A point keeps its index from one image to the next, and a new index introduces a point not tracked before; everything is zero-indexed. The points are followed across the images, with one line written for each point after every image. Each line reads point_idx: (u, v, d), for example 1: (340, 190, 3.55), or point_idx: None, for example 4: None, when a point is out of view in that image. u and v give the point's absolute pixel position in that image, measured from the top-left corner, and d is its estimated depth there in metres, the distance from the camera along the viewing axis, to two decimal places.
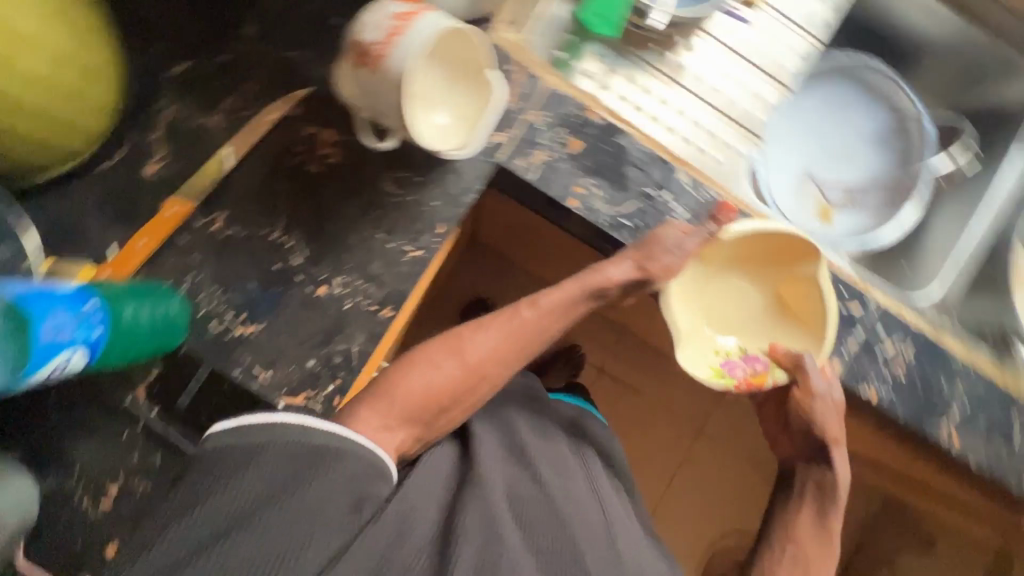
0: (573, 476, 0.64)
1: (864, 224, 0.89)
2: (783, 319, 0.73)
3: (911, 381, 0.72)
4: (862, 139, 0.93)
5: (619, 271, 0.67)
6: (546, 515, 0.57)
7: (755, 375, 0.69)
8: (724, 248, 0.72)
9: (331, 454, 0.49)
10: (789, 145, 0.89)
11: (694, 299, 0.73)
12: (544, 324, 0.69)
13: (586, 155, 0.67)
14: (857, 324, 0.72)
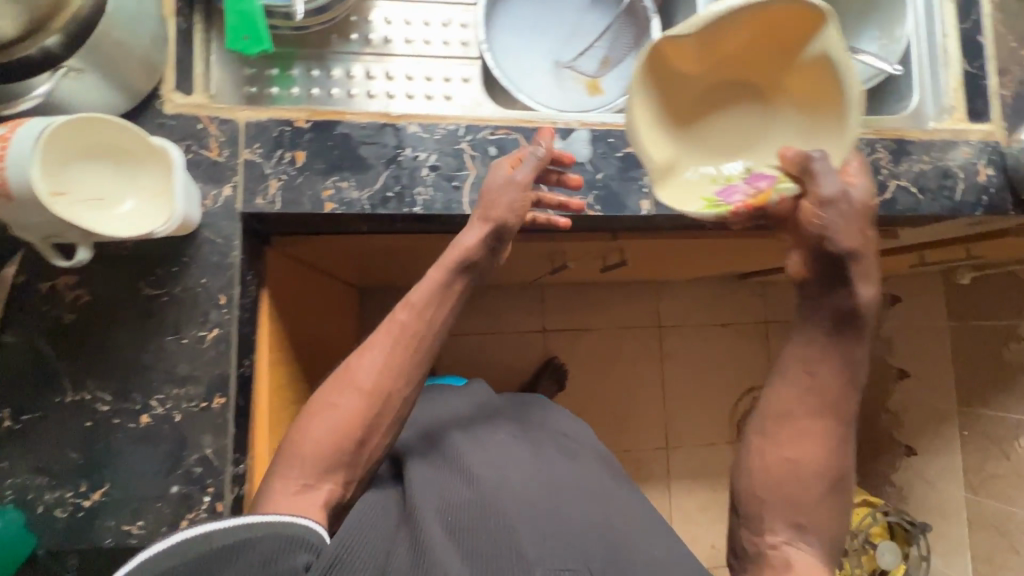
0: (524, 475, 0.70)
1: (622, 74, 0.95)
2: (810, 113, 0.65)
3: None
4: (582, 12, 0.98)
5: (471, 237, 0.66)
6: (469, 510, 0.64)
7: (757, 195, 0.61)
8: (711, 65, 0.65)
9: (278, 542, 0.50)
10: (523, 57, 0.95)
11: (704, 146, 0.68)
12: (419, 316, 0.66)
13: (316, 160, 0.67)
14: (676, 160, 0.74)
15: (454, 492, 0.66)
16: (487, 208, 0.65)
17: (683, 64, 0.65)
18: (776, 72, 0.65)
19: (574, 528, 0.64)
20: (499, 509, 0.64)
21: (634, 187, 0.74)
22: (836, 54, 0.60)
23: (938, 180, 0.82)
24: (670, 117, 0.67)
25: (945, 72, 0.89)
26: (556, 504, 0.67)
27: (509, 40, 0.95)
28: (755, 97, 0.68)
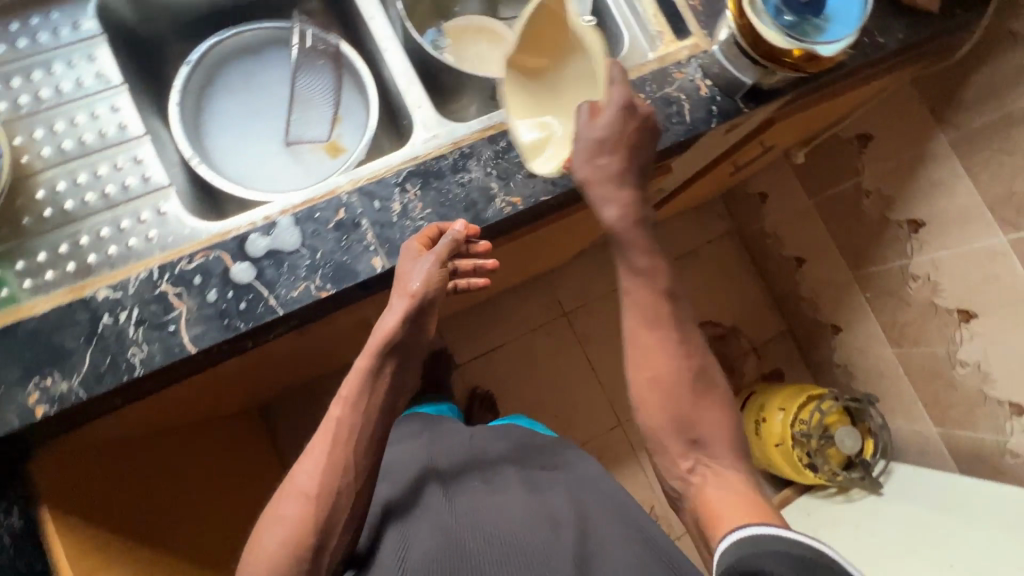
0: (485, 517, 0.75)
1: (357, 126, 0.96)
2: (598, 58, 0.74)
3: (437, 205, 0.73)
4: (283, 80, 0.95)
5: (391, 320, 0.69)
6: (456, 566, 0.70)
7: (580, 151, 0.71)
8: (535, 63, 0.81)
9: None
10: (252, 150, 0.93)
11: (558, 133, 0.79)
12: (351, 411, 0.69)
13: (8, 369, 0.63)
14: (405, 200, 0.73)
15: (438, 545, 0.71)
16: (401, 290, 0.69)
17: (535, 77, 0.82)
18: (579, 51, 0.78)
19: (545, 552, 0.70)
20: (485, 561, 0.70)
21: (360, 249, 0.71)
22: (587, 29, 0.74)
23: (664, 110, 0.81)
24: (531, 107, 0.80)
25: (638, 3, 0.89)
26: (533, 538, 0.72)
27: (230, 141, 0.92)
28: (584, 85, 0.79)
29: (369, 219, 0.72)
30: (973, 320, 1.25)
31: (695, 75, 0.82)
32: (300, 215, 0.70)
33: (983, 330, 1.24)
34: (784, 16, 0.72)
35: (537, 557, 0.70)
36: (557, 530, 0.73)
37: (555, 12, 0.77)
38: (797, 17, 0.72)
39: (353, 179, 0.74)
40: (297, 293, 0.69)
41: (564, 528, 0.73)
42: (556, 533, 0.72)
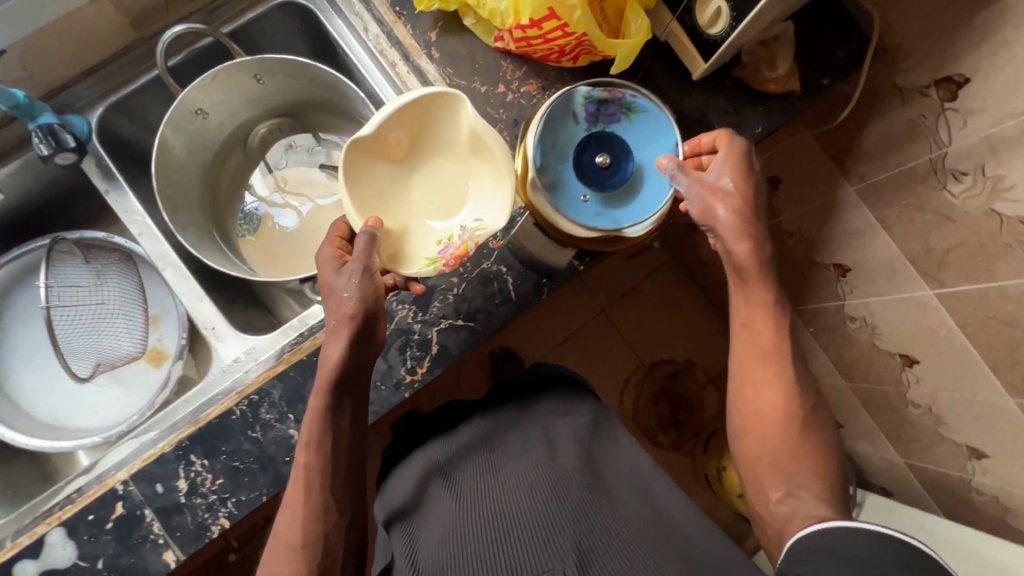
0: (487, 469, 0.64)
1: (173, 326, 0.85)
2: (484, 158, 0.63)
3: (228, 472, 0.64)
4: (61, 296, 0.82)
5: (336, 347, 0.59)
6: (463, 526, 0.57)
7: (459, 249, 0.62)
8: (384, 142, 0.63)
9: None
10: (63, 378, 0.83)
11: (405, 213, 0.65)
12: (317, 451, 0.59)
13: None
14: (190, 473, 0.63)
15: (441, 545, 0.56)
16: (336, 309, 0.59)
17: (381, 155, 0.64)
18: (449, 140, 0.65)
19: (551, 492, 0.58)
20: (484, 551, 0.54)
21: (147, 545, 0.62)
22: (485, 126, 0.60)
23: (483, 291, 0.69)
24: (380, 198, 0.64)
25: None
26: (528, 504, 0.57)
27: (37, 376, 0.83)
28: (440, 162, 0.66)
29: (152, 508, 0.63)
30: (916, 366, 1.03)
31: (511, 240, 0.70)
32: (69, 521, 0.61)
33: (928, 378, 1.02)
34: (585, 194, 0.61)
35: (531, 529, 0.54)
36: (558, 518, 0.54)
37: (431, 101, 0.62)
38: (600, 192, 0.62)
39: (137, 457, 0.66)
40: None
41: (567, 508, 0.56)
42: (557, 521, 0.54)
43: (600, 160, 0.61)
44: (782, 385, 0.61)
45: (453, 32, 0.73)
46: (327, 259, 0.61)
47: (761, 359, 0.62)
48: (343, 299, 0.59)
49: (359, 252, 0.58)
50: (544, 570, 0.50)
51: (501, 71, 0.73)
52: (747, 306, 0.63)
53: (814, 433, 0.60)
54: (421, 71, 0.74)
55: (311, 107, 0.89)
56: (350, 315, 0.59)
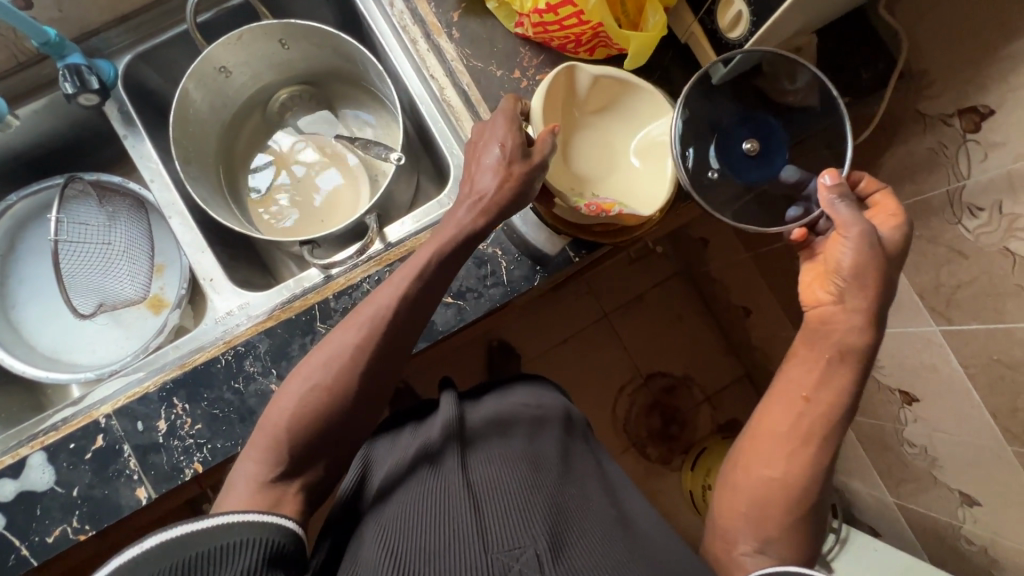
0: (476, 452, 0.60)
1: (177, 275, 0.88)
2: (651, 162, 0.69)
3: (207, 419, 0.65)
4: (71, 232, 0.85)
5: (459, 222, 0.60)
6: (439, 501, 0.52)
7: (606, 203, 0.64)
8: (581, 91, 0.69)
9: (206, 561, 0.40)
10: (65, 314, 0.86)
11: (564, 156, 0.69)
12: (320, 379, 0.55)
13: None
14: (172, 414, 0.65)
15: (416, 513, 0.52)
16: (492, 179, 0.60)
17: (573, 99, 0.69)
18: (626, 129, 0.71)
19: (531, 486, 0.54)
20: (459, 519, 0.50)
21: (121, 480, 0.64)
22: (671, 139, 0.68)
23: (476, 271, 0.70)
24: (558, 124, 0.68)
25: (461, 131, 0.77)
26: (513, 480, 0.55)
27: (40, 309, 0.85)
28: (605, 140, 0.71)
29: (131, 442, 0.64)
30: (915, 405, 1.00)
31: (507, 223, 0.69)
32: (53, 444, 0.64)
33: (926, 416, 0.99)
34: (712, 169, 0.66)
35: (506, 516, 0.50)
36: (533, 497, 0.53)
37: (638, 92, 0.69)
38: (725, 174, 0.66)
39: (126, 392, 0.68)
40: (53, 538, 0.62)
41: (545, 491, 0.54)
42: (530, 499, 0.52)
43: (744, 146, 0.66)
44: (810, 469, 0.58)
45: (476, 15, 0.74)
46: (510, 115, 0.62)
47: (798, 436, 0.58)
48: (485, 179, 0.60)
49: (542, 149, 0.61)
50: (512, 542, 0.47)
51: (519, 58, 0.73)
52: (820, 382, 0.59)
53: (810, 513, 0.57)
54: (440, 51, 0.75)
55: (334, 77, 0.91)
56: (496, 199, 0.60)
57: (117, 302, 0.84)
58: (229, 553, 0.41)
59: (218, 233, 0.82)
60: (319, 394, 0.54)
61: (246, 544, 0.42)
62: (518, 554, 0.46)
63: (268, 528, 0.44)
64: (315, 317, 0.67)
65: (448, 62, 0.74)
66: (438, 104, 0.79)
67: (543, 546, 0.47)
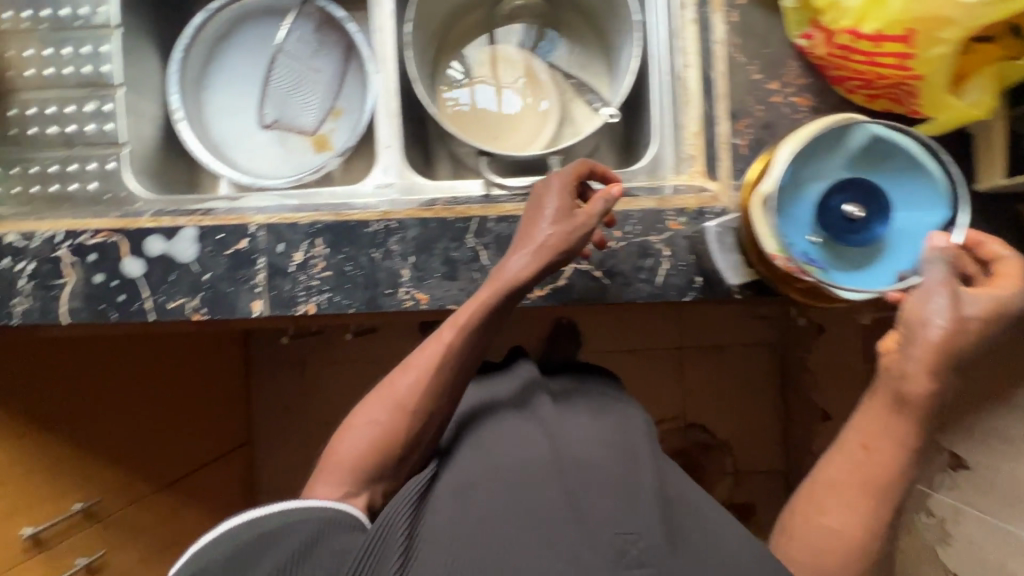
0: (568, 429, 0.66)
1: (349, 128, 0.89)
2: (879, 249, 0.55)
3: (337, 271, 0.67)
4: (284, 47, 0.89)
5: (517, 269, 0.61)
6: (539, 468, 0.58)
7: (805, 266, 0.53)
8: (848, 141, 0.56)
9: (270, 526, 0.54)
10: (244, 115, 0.90)
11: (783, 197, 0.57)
12: (424, 359, 0.66)
13: None
14: (310, 252, 0.68)
15: (533, 477, 0.58)
16: (540, 238, 0.62)
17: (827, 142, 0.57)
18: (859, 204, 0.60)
19: (628, 475, 0.59)
20: (561, 491, 0.56)
21: (245, 286, 0.67)
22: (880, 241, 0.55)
23: (634, 259, 0.67)
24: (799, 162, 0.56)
25: (684, 113, 0.72)
26: (618, 471, 0.59)
27: (225, 101, 0.90)
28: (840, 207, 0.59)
29: (266, 260, 0.68)
30: None
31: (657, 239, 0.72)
32: (207, 227, 0.68)
33: None
34: (814, 237, 0.54)
35: (607, 497, 0.55)
36: (632, 485, 0.57)
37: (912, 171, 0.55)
38: (829, 240, 0.54)
39: (275, 213, 0.69)
40: (173, 305, 0.68)
41: (645, 483, 0.58)
42: (631, 486, 0.57)
43: (849, 208, 0.53)
44: (870, 517, 0.53)
45: (763, 6, 0.67)
46: (567, 184, 0.64)
47: (856, 484, 0.53)
48: (550, 233, 0.61)
49: (594, 212, 0.61)
50: (618, 525, 0.52)
51: (783, 69, 0.67)
52: (883, 430, 0.53)
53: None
54: (706, 26, 0.69)
55: (573, 5, 0.88)
56: (553, 249, 0.61)
57: (292, 126, 0.90)
58: (288, 529, 0.54)
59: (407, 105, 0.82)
60: (415, 375, 0.66)
61: (302, 517, 0.56)
62: (633, 540, 0.51)
63: (313, 508, 0.58)
64: (469, 228, 0.67)
65: (709, 42, 0.68)
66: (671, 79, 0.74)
67: (658, 540, 0.51)
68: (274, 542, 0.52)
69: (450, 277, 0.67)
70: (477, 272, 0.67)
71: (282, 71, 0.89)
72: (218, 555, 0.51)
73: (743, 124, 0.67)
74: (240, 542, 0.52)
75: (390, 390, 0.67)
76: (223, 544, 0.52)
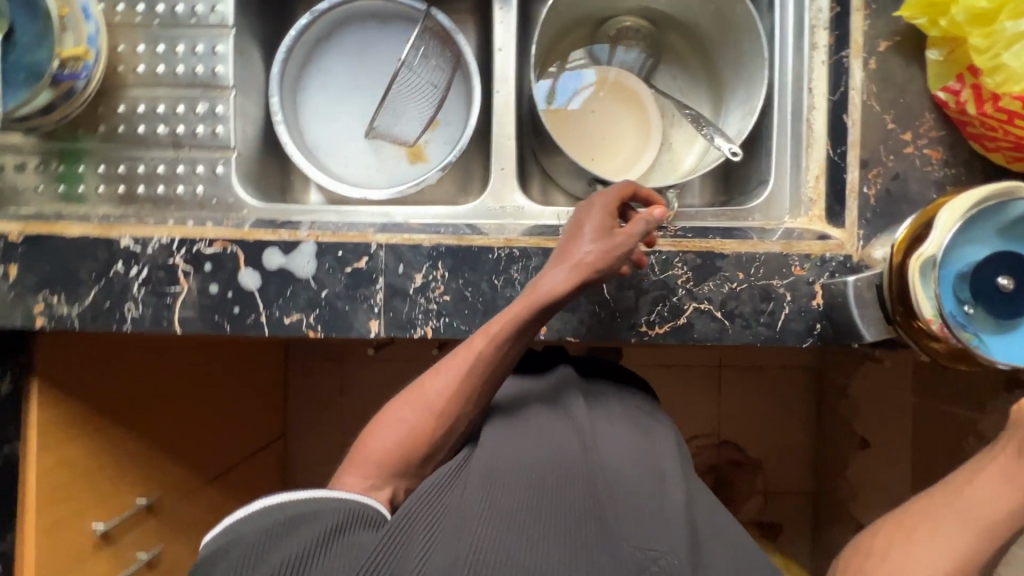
0: (596, 428, 0.62)
1: (448, 142, 0.89)
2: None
3: (457, 296, 0.67)
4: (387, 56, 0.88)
5: (556, 284, 0.59)
6: (563, 474, 0.54)
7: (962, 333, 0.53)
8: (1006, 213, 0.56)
9: (299, 515, 0.50)
10: (340, 120, 0.88)
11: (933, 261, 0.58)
12: (468, 362, 0.61)
13: (26, 275, 0.66)
14: (430, 275, 0.67)
15: (556, 485, 0.53)
16: (578, 256, 0.60)
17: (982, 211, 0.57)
18: None
19: (654, 488, 0.54)
20: (588, 502, 0.51)
21: (363, 306, 0.67)
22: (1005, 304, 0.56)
23: (756, 302, 0.67)
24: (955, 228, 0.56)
25: (807, 156, 0.72)
26: (643, 483, 0.55)
27: (323, 104, 0.88)
28: None
29: (386, 280, 0.67)
30: None
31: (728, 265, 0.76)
32: (327, 243, 0.67)
33: None
34: (967, 306, 0.54)
35: (635, 512, 0.51)
36: (660, 499, 0.53)
37: None
38: (983, 312, 0.54)
39: (395, 233, 0.68)
40: (289, 321, 0.67)
41: (670, 498, 0.53)
42: (659, 499, 0.53)
43: (1002, 279, 0.53)
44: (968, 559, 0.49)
45: (904, 56, 0.66)
46: (603, 205, 0.63)
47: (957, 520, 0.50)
48: (585, 248, 0.60)
49: (633, 232, 0.61)
50: (643, 541, 0.48)
51: (919, 121, 0.66)
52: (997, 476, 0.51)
53: None
54: (842, 71, 0.68)
55: (681, 30, 0.87)
56: (590, 268, 0.59)
57: (390, 134, 0.88)
58: (308, 517, 0.50)
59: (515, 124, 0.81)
60: (451, 376, 0.62)
61: (332, 507, 0.52)
62: (657, 557, 0.46)
63: (346, 499, 0.53)
64: None
65: (845, 88, 0.68)
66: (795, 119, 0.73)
67: (682, 559, 0.47)
68: (298, 532, 0.48)
69: (570, 309, 0.67)
70: (598, 305, 0.67)
71: (386, 81, 0.88)
72: (247, 534, 0.48)
73: (874, 173, 0.67)
74: (268, 524, 0.49)
75: (422, 391, 0.63)
76: (255, 521, 0.50)
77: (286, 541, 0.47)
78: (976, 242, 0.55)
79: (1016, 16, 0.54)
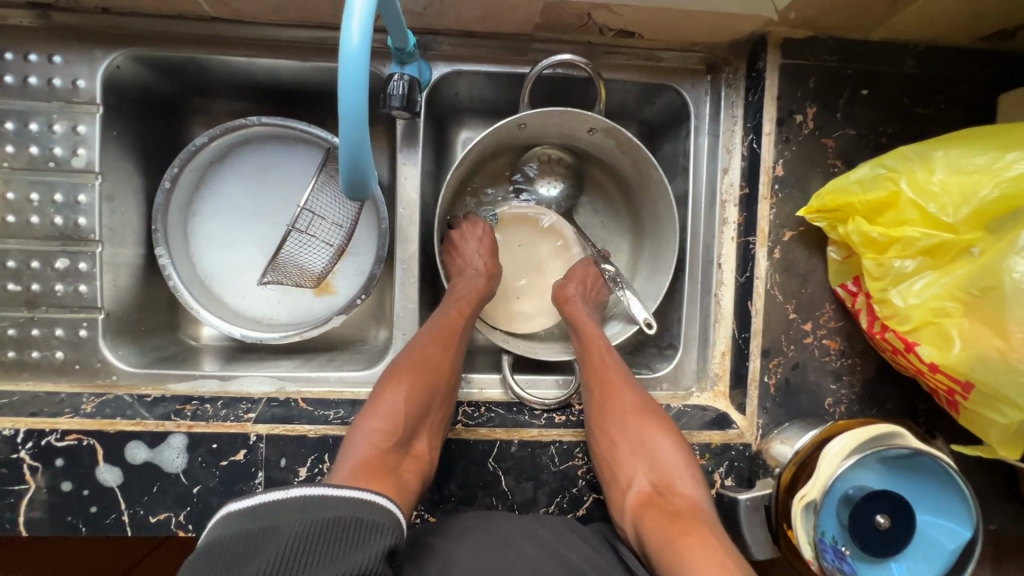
0: (529, 526, 0.57)
1: (358, 277, 0.81)
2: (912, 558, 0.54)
3: None
4: (291, 185, 0.80)
5: (478, 287, 0.71)
6: None
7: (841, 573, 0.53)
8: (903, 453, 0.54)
9: (344, 525, 0.40)
10: (238, 247, 0.80)
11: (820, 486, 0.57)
12: (460, 313, 0.67)
13: None
14: (315, 470, 0.62)
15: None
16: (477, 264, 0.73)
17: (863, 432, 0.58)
18: None
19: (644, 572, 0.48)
20: None
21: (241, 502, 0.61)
22: None
23: None
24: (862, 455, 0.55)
25: (714, 329, 0.72)
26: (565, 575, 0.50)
27: (216, 229, 0.80)
28: None
29: (267, 474, 0.62)
30: None
31: (602, 283, 0.77)
32: (202, 433, 0.61)
33: None
34: (843, 544, 0.54)
35: None
36: None
37: (948, 486, 0.54)
38: (862, 552, 0.54)
39: (280, 420, 0.63)
40: (155, 520, 0.60)
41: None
42: None
43: (879, 518, 0.52)
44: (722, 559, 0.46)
45: (808, 246, 0.66)
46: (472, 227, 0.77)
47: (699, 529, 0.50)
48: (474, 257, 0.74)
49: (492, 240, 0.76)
50: None
51: (821, 311, 0.66)
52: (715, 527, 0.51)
53: None
54: (749, 255, 0.67)
55: (606, 166, 0.80)
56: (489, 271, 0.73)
57: (291, 272, 0.76)
58: (339, 525, 0.39)
59: (425, 271, 0.76)
60: (454, 317, 0.67)
61: (379, 526, 0.41)
62: None
63: (390, 514, 0.43)
64: (491, 452, 0.64)
65: (751, 274, 0.67)
66: (705, 291, 0.73)
67: None
68: (345, 552, 0.37)
69: (466, 501, 0.64)
70: (495, 497, 0.64)
71: (290, 207, 0.80)
72: (282, 531, 0.38)
73: (775, 362, 0.66)
74: (306, 525, 0.38)
75: (421, 349, 0.63)
76: (283, 511, 0.39)
77: (330, 559, 0.36)
78: (861, 477, 0.55)
79: (904, 256, 0.53)
